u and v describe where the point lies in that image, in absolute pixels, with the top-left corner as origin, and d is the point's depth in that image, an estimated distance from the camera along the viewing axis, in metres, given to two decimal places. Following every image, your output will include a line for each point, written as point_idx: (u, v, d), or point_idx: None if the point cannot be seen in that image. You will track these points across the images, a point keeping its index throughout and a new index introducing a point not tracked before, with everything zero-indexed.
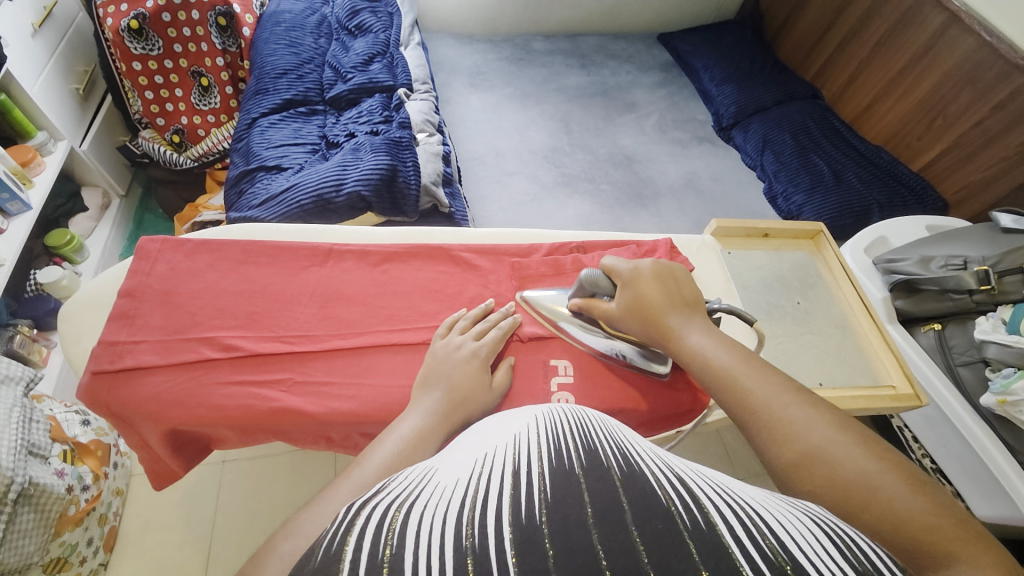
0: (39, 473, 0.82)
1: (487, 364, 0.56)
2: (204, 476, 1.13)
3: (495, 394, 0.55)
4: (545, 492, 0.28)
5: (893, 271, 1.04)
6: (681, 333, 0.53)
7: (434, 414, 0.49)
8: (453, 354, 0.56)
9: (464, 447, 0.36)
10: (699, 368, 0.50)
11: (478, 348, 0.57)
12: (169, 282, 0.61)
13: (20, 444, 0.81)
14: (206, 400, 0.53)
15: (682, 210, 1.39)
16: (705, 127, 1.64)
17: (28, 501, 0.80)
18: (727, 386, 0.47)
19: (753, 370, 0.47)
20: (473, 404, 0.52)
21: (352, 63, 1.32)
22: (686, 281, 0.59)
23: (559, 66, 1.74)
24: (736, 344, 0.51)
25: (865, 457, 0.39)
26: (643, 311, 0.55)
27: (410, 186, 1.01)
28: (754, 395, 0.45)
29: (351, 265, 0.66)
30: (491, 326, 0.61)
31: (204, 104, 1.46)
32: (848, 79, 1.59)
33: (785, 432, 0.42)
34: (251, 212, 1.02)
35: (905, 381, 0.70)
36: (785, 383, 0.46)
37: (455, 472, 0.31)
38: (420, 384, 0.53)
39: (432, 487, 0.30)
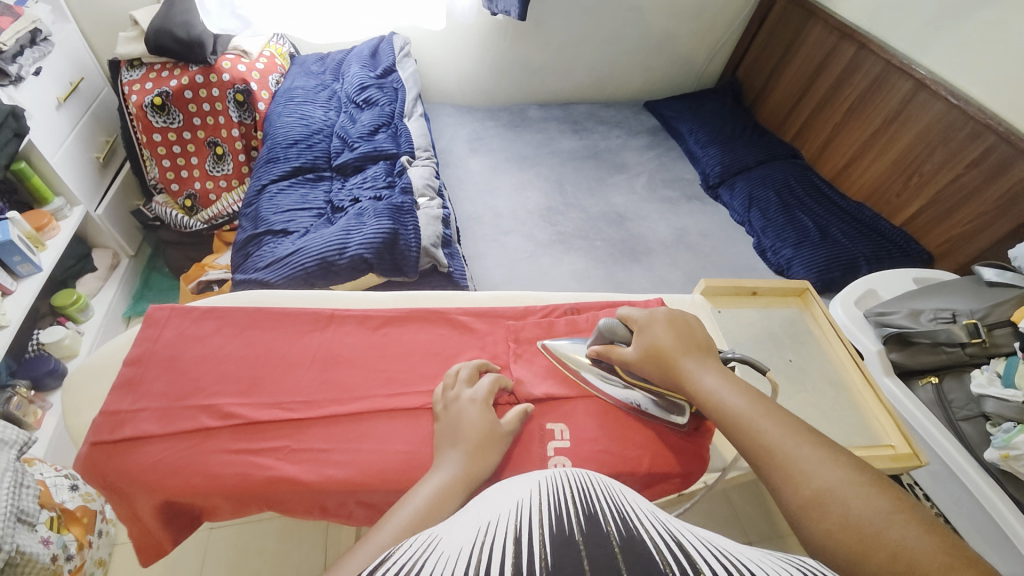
0: (26, 541, 0.81)
1: (490, 410, 0.57)
2: (187, 545, 1.08)
3: (506, 437, 0.56)
4: (547, 559, 0.28)
5: (885, 324, 1.05)
6: (696, 375, 0.55)
7: (459, 467, 0.50)
8: (452, 408, 0.57)
9: (469, 516, 0.36)
10: (713, 408, 0.52)
11: (474, 395, 0.58)
12: (174, 348, 0.62)
13: (9, 511, 0.79)
14: (202, 469, 0.53)
15: (675, 265, 1.43)
16: (693, 185, 1.72)
17: (12, 571, 0.80)
18: (740, 428, 0.49)
19: (764, 411, 0.49)
20: (487, 452, 0.53)
21: (359, 133, 1.41)
22: (698, 325, 0.62)
23: (553, 131, 1.85)
24: (748, 387, 0.52)
25: (875, 503, 0.39)
26: (659, 351, 0.58)
27: (410, 248, 1.04)
28: (766, 437, 0.47)
29: (351, 329, 0.68)
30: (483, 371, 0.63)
31: (217, 170, 1.55)
32: (824, 140, 1.69)
33: (797, 472, 0.43)
34: (257, 274, 1.06)
35: (902, 440, 0.69)
36: (797, 427, 0.47)
37: (459, 541, 0.31)
38: (439, 443, 0.55)
39: (436, 554, 0.30)
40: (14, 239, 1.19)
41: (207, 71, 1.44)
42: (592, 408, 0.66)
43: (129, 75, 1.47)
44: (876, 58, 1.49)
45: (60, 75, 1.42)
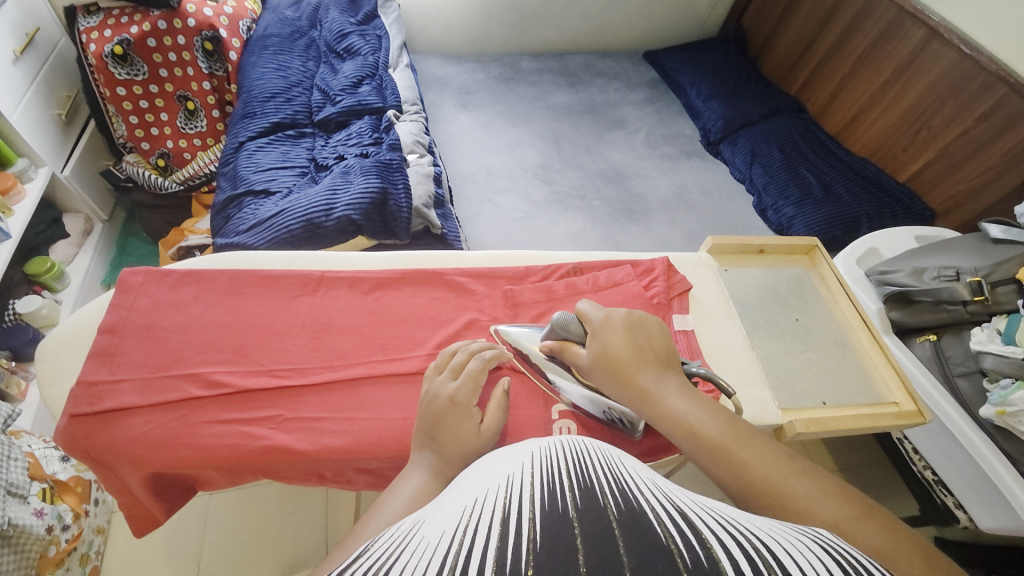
0: (18, 513, 0.79)
1: (467, 406, 0.52)
2: (187, 512, 1.08)
3: (488, 435, 0.51)
4: (536, 538, 0.26)
5: (886, 283, 1.04)
6: (659, 396, 0.50)
7: (430, 473, 0.47)
8: (434, 402, 0.52)
9: (462, 495, 0.34)
10: (685, 434, 0.47)
11: (455, 391, 0.52)
12: (151, 315, 0.58)
13: None
14: (190, 441, 0.50)
15: (674, 224, 1.40)
16: (693, 141, 1.66)
17: (7, 542, 0.79)
18: (718, 456, 0.45)
19: (741, 438, 0.46)
20: (462, 450, 0.48)
21: (341, 86, 1.32)
22: (652, 330, 0.57)
23: (548, 84, 1.76)
24: (718, 407, 0.49)
25: (876, 534, 0.35)
26: (613, 364, 0.52)
27: (401, 209, 0.99)
28: (750, 466, 0.43)
29: (342, 292, 0.63)
30: (469, 357, 0.56)
31: (190, 127, 1.45)
32: (830, 93, 1.62)
33: (789, 507, 0.40)
34: (239, 238, 1.00)
35: (907, 398, 0.69)
36: (780, 456, 0.44)
37: (440, 525, 0.29)
38: (417, 435, 0.51)
39: (416, 542, 0.28)
40: None
41: (170, 17, 1.34)
42: None
43: (86, 22, 1.35)
44: (888, 3, 1.41)
45: (14, 25, 1.29)
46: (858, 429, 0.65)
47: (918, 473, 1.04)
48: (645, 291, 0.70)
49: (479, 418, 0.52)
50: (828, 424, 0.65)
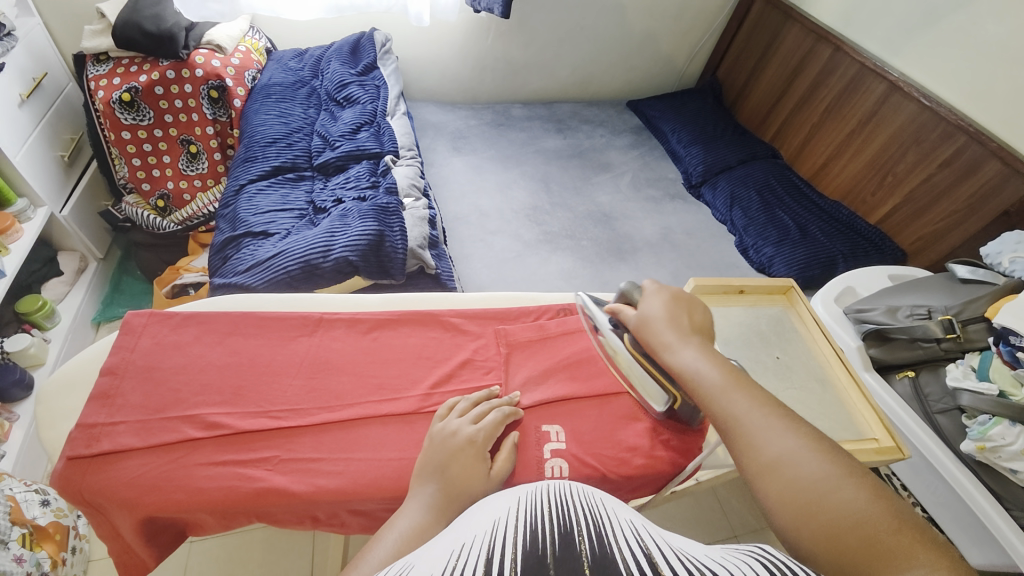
0: None
1: (483, 451, 0.53)
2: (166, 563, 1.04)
3: (494, 482, 0.52)
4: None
5: (863, 321, 1.08)
6: (676, 349, 0.53)
7: (430, 510, 0.48)
8: (449, 441, 0.53)
9: (450, 535, 0.37)
10: (688, 381, 0.51)
11: (474, 433, 0.54)
12: (152, 356, 0.59)
13: None
14: (186, 484, 0.51)
15: (660, 263, 1.45)
16: (676, 184, 1.74)
17: None
18: (708, 397, 0.49)
19: (733, 380, 0.49)
20: (468, 495, 0.49)
21: (341, 132, 1.38)
22: (696, 305, 0.61)
23: (537, 130, 1.86)
24: (721, 355, 0.52)
25: (829, 471, 0.41)
26: (646, 323, 0.57)
27: (397, 250, 1.02)
28: (733, 408, 0.47)
29: (340, 333, 0.65)
30: (490, 408, 0.58)
31: (191, 169, 1.51)
32: (802, 140, 1.73)
33: (760, 446, 0.44)
34: (236, 278, 1.02)
35: (886, 434, 0.71)
36: (762, 395, 0.47)
37: (432, 566, 0.32)
38: (417, 475, 0.52)
39: None
40: None
41: (179, 66, 1.40)
42: (594, 409, 0.63)
43: (95, 69, 1.41)
44: (851, 60, 1.53)
45: (23, 70, 1.35)
46: None
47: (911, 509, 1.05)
48: None
49: (489, 463, 0.53)
50: None
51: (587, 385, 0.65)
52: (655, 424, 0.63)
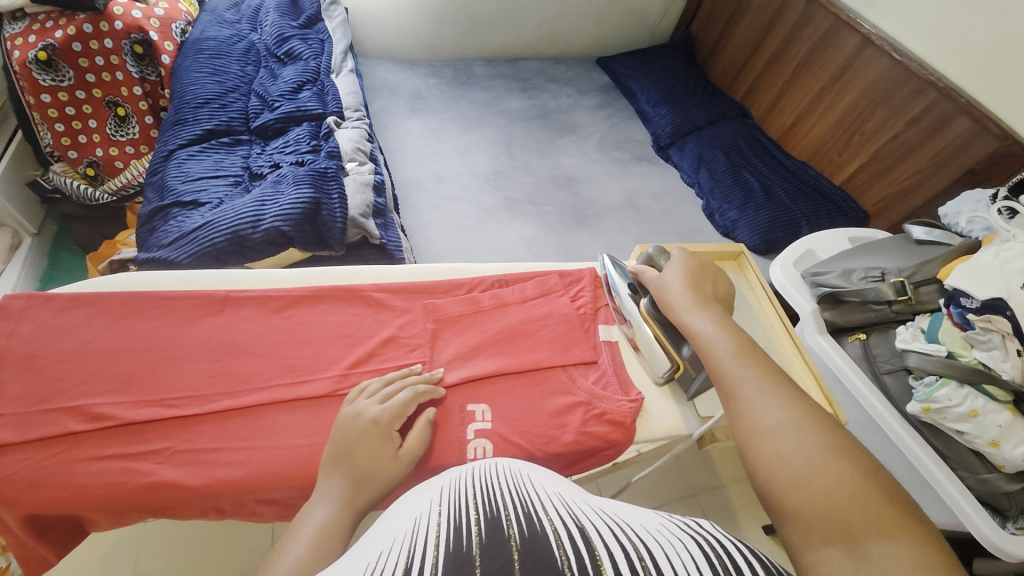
0: None
1: (391, 432, 0.50)
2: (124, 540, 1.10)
3: (403, 462, 0.49)
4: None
5: (819, 284, 1.08)
6: (693, 316, 0.56)
7: (337, 504, 0.44)
8: (353, 426, 0.49)
9: (369, 543, 0.34)
10: (699, 345, 0.54)
11: (379, 414, 0.50)
12: (32, 343, 0.53)
13: None
14: (66, 481, 0.47)
15: (624, 229, 1.42)
16: (645, 146, 1.68)
17: None
18: (711, 364, 0.52)
19: (739, 352, 0.51)
20: (379, 479, 0.47)
21: (280, 91, 1.27)
22: (721, 280, 0.63)
23: (500, 90, 1.76)
24: (737, 328, 0.54)
25: (815, 445, 0.42)
26: (667, 288, 0.59)
27: (335, 219, 0.96)
28: (732, 376, 0.49)
29: (250, 312, 0.60)
30: (400, 387, 0.54)
31: (121, 135, 1.39)
32: (773, 98, 1.67)
33: (748, 413, 0.46)
34: (161, 251, 0.95)
35: (825, 402, 0.70)
36: (764, 370, 0.49)
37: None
38: (325, 464, 0.48)
39: None
40: None
41: (96, 19, 1.27)
42: (524, 386, 0.60)
43: (10, 27, 1.26)
44: (825, 12, 1.45)
45: None
46: None
47: None
48: (572, 303, 0.68)
49: (399, 442, 0.50)
50: None
51: (519, 360, 0.62)
52: (590, 398, 0.60)
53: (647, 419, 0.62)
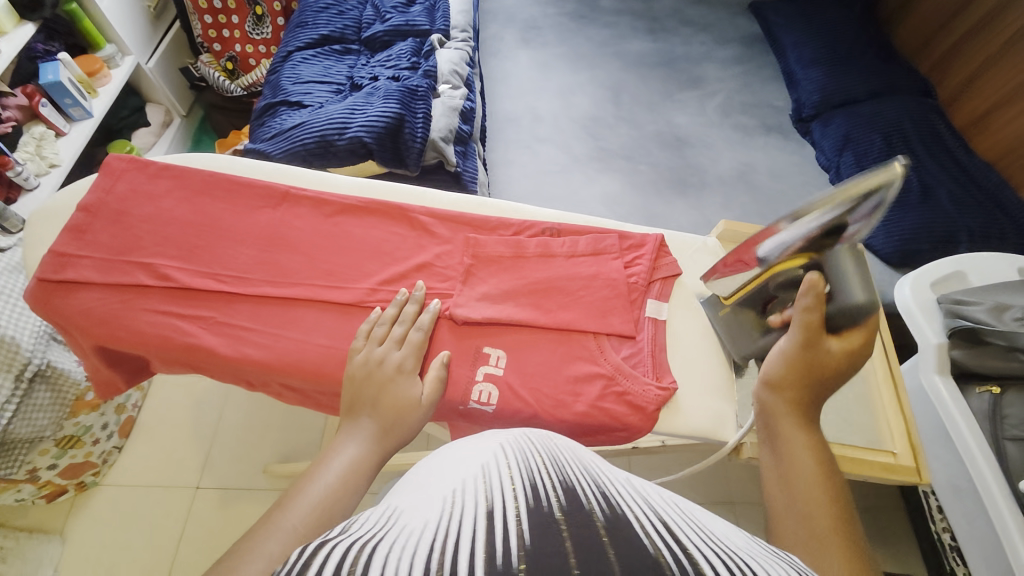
0: (57, 358, 1.09)
1: (412, 374, 0.51)
2: (217, 390, 1.43)
3: (426, 407, 0.49)
4: (522, 539, 0.25)
5: (958, 315, 0.85)
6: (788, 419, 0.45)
7: (367, 443, 0.44)
8: (375, 370, 0.49)
9: (428, 479, 0.33)
10: (774, 458, 0.44)
11: (402, 360, 0.51)
12: (124, 202, 0.60)
13: (44, 330, 1.06)
14: (129, 324, 0.53)
15: (726, 206, 1.25)
16: (780, 115, 1.43)
17: (45, 381, 1.08)
18: (777, 484, 0.42)
19: (813, 485, 0.41)
20: (406, 423, 0.47)
21: (394, 3, 1.26)
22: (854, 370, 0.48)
23: (625, 28, 1.59)
24: (829, 464, 0.43)
25: None
26: (784, 376, 0.47)
27: (415, 139, 0.95)
28: (794, 506, 0.40)
29: (304, 212, 0.62)
30: (408, 327, 0.54)
31: (257, 33, 1.50)
32: (969, 75, 1.31)
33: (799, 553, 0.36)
34: (262, 145, 1.03)
35: (908, 450, 0.57)
36: (837, 524, 0.38)
37: (423, 512, 0.28)
38: (348, 409, 0.48)
39: (397, 529, 0.26)
40: (63, 81, 1.29)
41: None
42: (548, 343, 0.56)
43: None
44: None
45: None
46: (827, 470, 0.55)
47: (936, 533, 0.95)
48: (624, 270, 0.61)
49: (422, 387, 0.50)
50: None
51: (549, 316, 0.57)
52: (614, 373, 0.55)
53: (676, 412, 0.55)
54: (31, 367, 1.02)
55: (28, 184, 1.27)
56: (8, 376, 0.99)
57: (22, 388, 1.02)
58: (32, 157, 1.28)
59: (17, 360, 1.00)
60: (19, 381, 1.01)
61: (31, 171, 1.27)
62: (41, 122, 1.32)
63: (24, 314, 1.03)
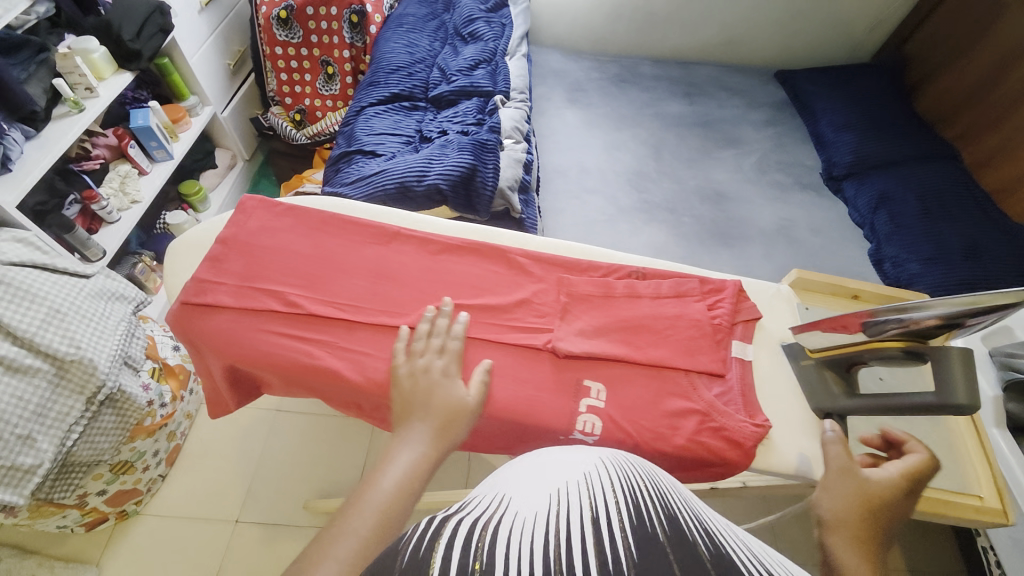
0: (127, 384, 1.05)
1: (454, 378, 0.54)
2: (261, 420, 1.45)
3: (473, 404, 0.52)
4: (627, 547, 0.29)
5: (1011, 368, 0.88)
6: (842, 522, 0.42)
7: (427, 444, 0.46)
8: (422, 377, 0.53)
9: (534, 476, 0.38)
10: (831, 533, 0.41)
11: (444, 365, 0.55)
12: (253, 236, 0.66)
13: (118, 353, 0.99)
14: (260, 346, 0.58)
15: (769, 257, 1.30)
16: (812, 173, 1.51)
17: (112, 404, 1.05)
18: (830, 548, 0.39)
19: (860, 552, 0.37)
20: (456, 424, 0.49)
21: (458, 67, 1.38)
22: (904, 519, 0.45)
23: (663, 92, 1.71)
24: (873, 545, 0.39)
25: None
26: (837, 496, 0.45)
27: (486, 186, 1.03)
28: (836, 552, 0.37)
29: (410, 249, 0.68)
30: (445, 337, 0.58)
31: (326, 89, 1.65)
32: (999, 142, 1.39)
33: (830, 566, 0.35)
34: (342, 188, 1.12)
35: (995, 494, 0.58)
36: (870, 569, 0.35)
37: (533, 504, 0.33)
38: (401, 414, 0.50)
39: (511, 513, 0.32)
40: (151, 126, 1.39)
41: None
42: (644, 379, 0.60)
43: None
44: None
45: None
46: (916, 511, 0.57)
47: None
48: (707, 311, 0.65)
49: (464, 390, 0.53)
50: None
51: (641, 352, 0.61)
52: (708, 409, 0.57)
53: (770, 449, 0.57)
54: (104, 390, 0.94)
55: (109, 217, 1.34)
56: (79, 399, 0.91)
57: (89, 412, 0.94)
58: (116, 193, 1.37)
59: (91, 382, 0.92)
60: (90, 405, 0.94)
61: (114, 206, 1.35)
62: (127, 161, 1.42)
63: (103, 336, 0.96)
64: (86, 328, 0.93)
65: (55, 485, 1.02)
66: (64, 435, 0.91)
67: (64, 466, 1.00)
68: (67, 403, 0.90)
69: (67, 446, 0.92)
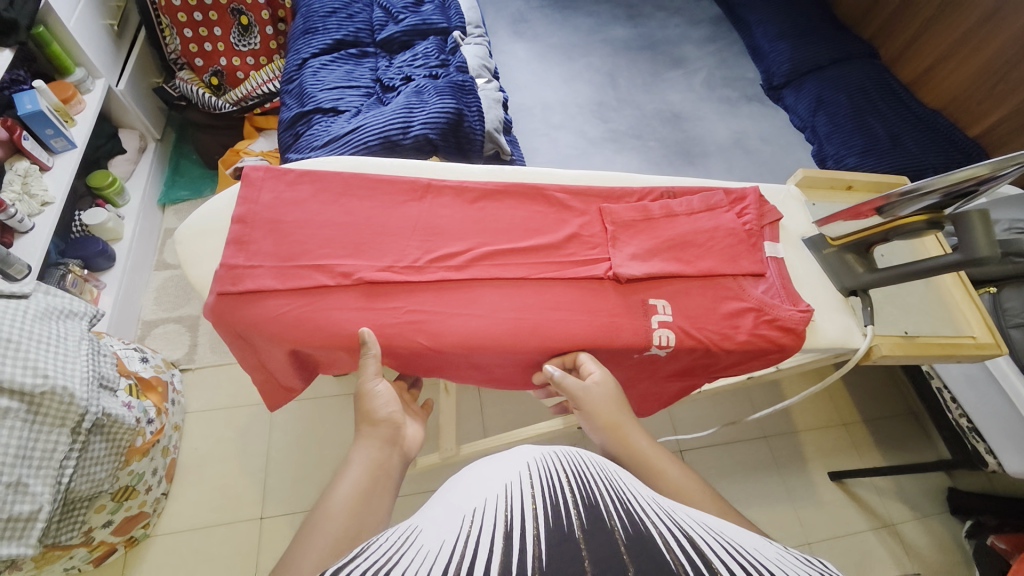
0: (110, 405, 0.92)
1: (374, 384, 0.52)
2: (257, 415, 1.34)
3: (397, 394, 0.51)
4: (537, 557, 0.23)
5: None
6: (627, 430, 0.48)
7: (378, 445, 0.45)
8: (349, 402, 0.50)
9: (451, 498, 0.31)
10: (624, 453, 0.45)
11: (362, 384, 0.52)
12: (275, 210, 0.60)
13: (91, 373, 0.85)
14: (324, 323, 0.55)
15: (731, 169, 1.39)
16: (754, 86, 1.60)
17: (101, 430, 0.92)
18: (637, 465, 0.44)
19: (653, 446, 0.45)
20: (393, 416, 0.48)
21: (403, 3, 1.26)
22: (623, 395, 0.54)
23: (605, 16, 1.68)
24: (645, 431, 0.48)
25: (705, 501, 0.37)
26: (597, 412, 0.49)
27: (475, 131, 1.00)
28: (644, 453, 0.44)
29: (448, 201, 0.65)
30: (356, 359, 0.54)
31: (243, 44, 1.44)
32: (909, 38, 1.53)
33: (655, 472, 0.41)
34: (314, 153, 1.02)
35: (986, 331, 0.69)
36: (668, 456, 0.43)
37: (439, 531, 0.26)
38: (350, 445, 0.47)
39: (409, 552, 0.25)
40: (44, 111, 1.15)
41: None
42: (700, 289, 0.64)
43: None
44: None
45: None
46: (930, 357, 0.67)
47: (953, 420, 1.07)
48: (738, 219, 0.69)
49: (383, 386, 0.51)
50: (911, 351, 0.66)
51: (693, 266, 0.64)
52: (760, 305, 0.63)
53: (815, 329, 0.65)
54: (88, 418, 0.81)
55: (22, 226, 1.13)
56: (64, 431, 0.78)
57: (78, 442, 0.82)
58: (20, 196, 1.14)
59: (72, 412, 0.79)
60: (76, 434, 0.81)
61: (23, 212, 1.13)
62: (23, 157, 1.18)
63: (70, 357, 0.82)
64: (49, 353, 0.79)
65: (60, 526, 0.92)
66: (58, 472, 0.78)
67: (65, 503, 0.88)
68: (51, 439, 0.77)
69: (64, 483, 0.80)
